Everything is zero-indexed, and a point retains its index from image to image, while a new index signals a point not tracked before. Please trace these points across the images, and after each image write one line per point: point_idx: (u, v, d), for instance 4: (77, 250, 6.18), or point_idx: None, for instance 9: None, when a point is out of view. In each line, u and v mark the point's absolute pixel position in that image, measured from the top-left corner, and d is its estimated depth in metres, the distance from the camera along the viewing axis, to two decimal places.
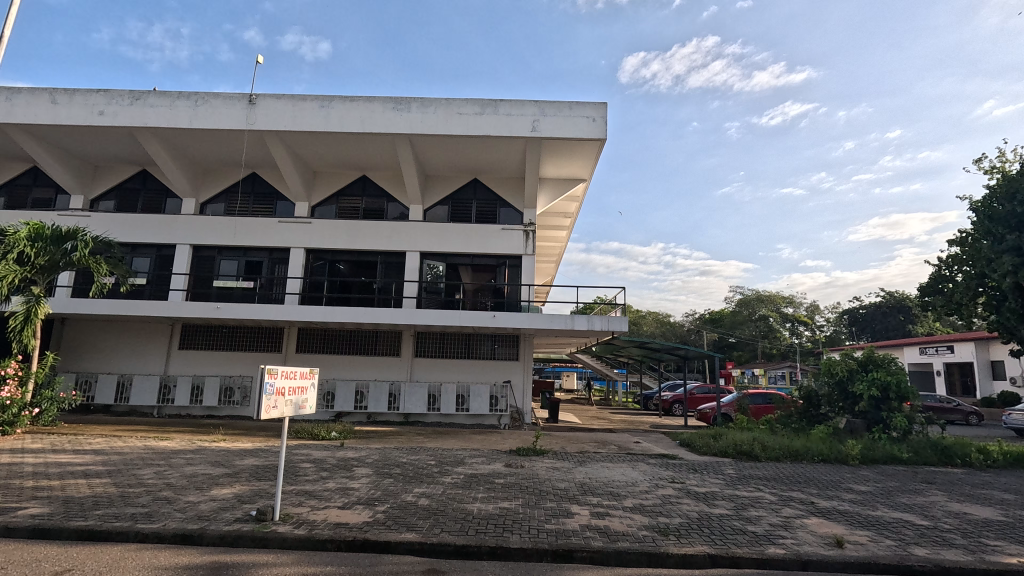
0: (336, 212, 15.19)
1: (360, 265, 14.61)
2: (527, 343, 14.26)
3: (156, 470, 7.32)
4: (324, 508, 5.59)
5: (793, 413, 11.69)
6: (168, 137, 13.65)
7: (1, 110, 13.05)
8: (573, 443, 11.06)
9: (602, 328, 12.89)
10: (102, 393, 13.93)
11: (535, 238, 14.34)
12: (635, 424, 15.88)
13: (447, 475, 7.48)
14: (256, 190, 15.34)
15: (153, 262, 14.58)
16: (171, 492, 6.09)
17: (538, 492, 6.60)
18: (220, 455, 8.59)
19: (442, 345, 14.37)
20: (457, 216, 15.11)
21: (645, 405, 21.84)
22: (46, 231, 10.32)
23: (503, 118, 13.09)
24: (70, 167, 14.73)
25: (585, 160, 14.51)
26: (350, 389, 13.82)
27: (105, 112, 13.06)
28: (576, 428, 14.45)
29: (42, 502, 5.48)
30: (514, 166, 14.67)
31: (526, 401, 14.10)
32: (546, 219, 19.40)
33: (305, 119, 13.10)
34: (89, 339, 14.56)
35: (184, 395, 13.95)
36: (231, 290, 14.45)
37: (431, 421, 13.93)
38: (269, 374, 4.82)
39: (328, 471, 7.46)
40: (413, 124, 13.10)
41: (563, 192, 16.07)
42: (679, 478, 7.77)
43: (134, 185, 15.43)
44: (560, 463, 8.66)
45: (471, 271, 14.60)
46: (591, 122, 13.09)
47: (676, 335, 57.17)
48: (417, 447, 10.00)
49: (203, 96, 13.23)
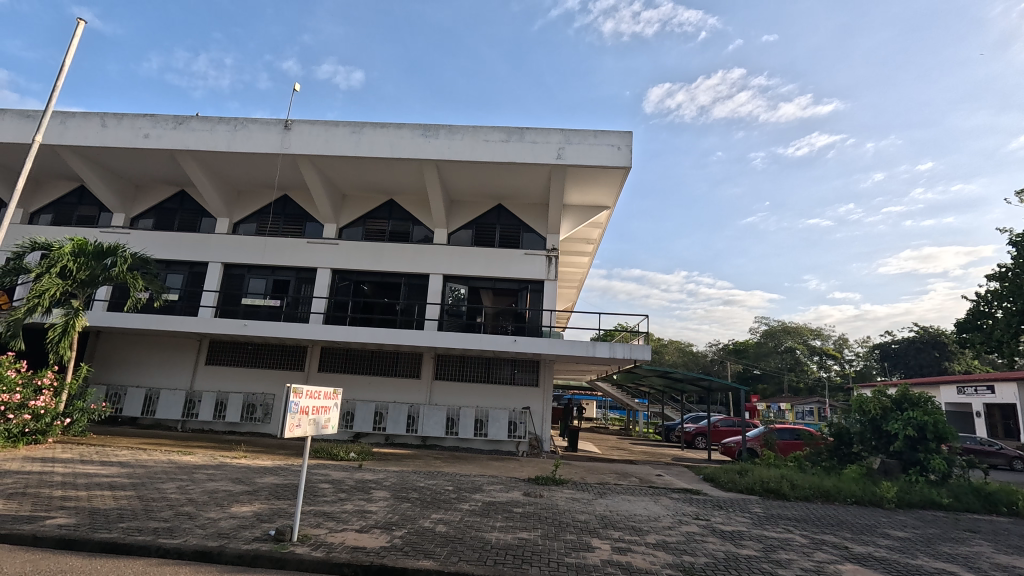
0: (363, 234, 15.50)
1: (383, 286, 14.87)
2: (547, 368, 14.13)
3: (179, 485, 7.40)
4: (342, 530, 5.55)
5: (823, 451, 11.17)
6: (206, 159, 14.23)
7: (55, 132, 13.80)
8: (593, 474, 10.80)
9: (624, 356, 12.71)
10: (130, 405, 14.21)
11: (557, 264, 14.40)
12: (657, 457, 15.44)
13: (465, 502, 7.36)
14: (286, 211, 15.82)
15: (185, 278, 15.06)
16: (193, 508, 6.13)
17: (557, 524, 6.44)
18: (241, 472, 8.65)
19: (462, 369, 14.36)
20: (480, 240, 15.27)
21: (667, 437, 21.37)
22: (89, 247, 10.79)
23: (529, 146, 13.31)
24: (114, 187, 15.44)
25: (609, 187, 14.56)
26: (370, 410, 13.84)
27: (150, 135, 13.71)
28: (596, 458, 14.14)
29: (70, 513, 5.58)
30: (538, 192, 14.83)
31: (545, 428, 13.88)
32: (569, 245, 19.44)
33: (336, 143, 13.53)
34: (120, 352, 14.97)
35: (207, 410, 14.12)
36: (258, 308, 14.76)
37: (448, 446, 13.86)
38: (293, 394, 4.88)
39: (346, 493, 7.43)
40: (441, 150, 13.40)
41: (586, 219, 16.13)
42: (704, 514, 7.50)
43: (173, 205, 16.09)
44: (579, 494, 8.44)
45: (492, 295, 14.71)
46: (615, 150, 13.18)
47: (699, 365, 56.04)
48: (435, 472, 9.90)
49: (240, 121, 13.78)
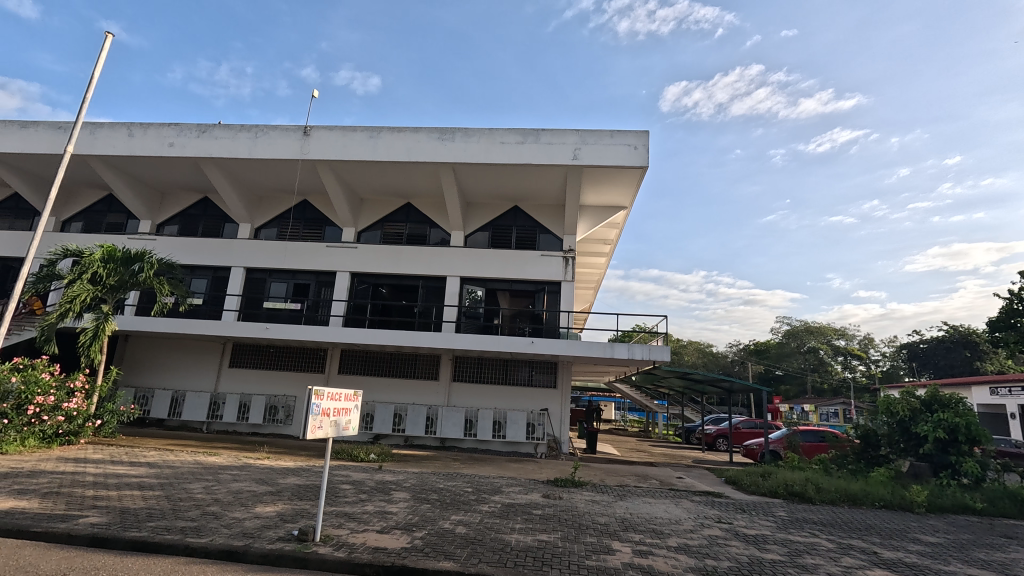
0: (381, 237, 15.65)
1: (401, 289, 14.99)
2: (565, 370, 14.09)
3: (205, 485, 7.56)
4: (363, 531, 5.60)
5: (849, 453, 10.96)
6: (228, 167, 14.54)
7: (85, 142, 14.24)
8: (612, 476, 10.72)
9: (643, 357, 12.59)
10: (157, 407, 14.56)
11: (574, 265, 14.36)
12: (678, 459, 15.26)
13: (484, 503, 7.38)
14: (306, 216, 16.06)
15: (209, 283, 15.39)
16: (219, 508, 6.26)
17: (577, 526, 6.41)
18: (264, 473, 8.80)
19: (480, 370, 14.40)
20: (497, 242, 15.30)
21: (687, 439, 21.11)
22: (118, 253, 11.10)
23: (545, 147, 13.30)
24: (140, 195, 15.86)
25: (626, 187, 14.47)
26: (389, 412, 13.97)
27: (174, 143, 14.06)
28: (616, 460, 14.03)
29: (102, 512, 5.74)
30: (554, 193, 14.81)
31: (564, 430, 13.82)
32: (586, 246, 19.37)
33: (354, 148, 13.70)
34: (147, 355, 15.36)
35: (231, 411, 14.42)
36: (280, 311, 15.01)
37: (467, 447, 13.91)
38: (314, 395, 4.95)
39: (367, 494, 7.50)
40: (457, 153, 13.48)
41: (603, 219, 16.04)
42: (726, 517, 7.39)
43: (196, 211, 16.47)
44: (599, 497, 8.39)
45: (509, 296, 14.73)
46: (632, 150, 13.10)
47: (719, 366, 55.24)
48: (454, 474, 9.92)
49: (261, 128, 14.06)
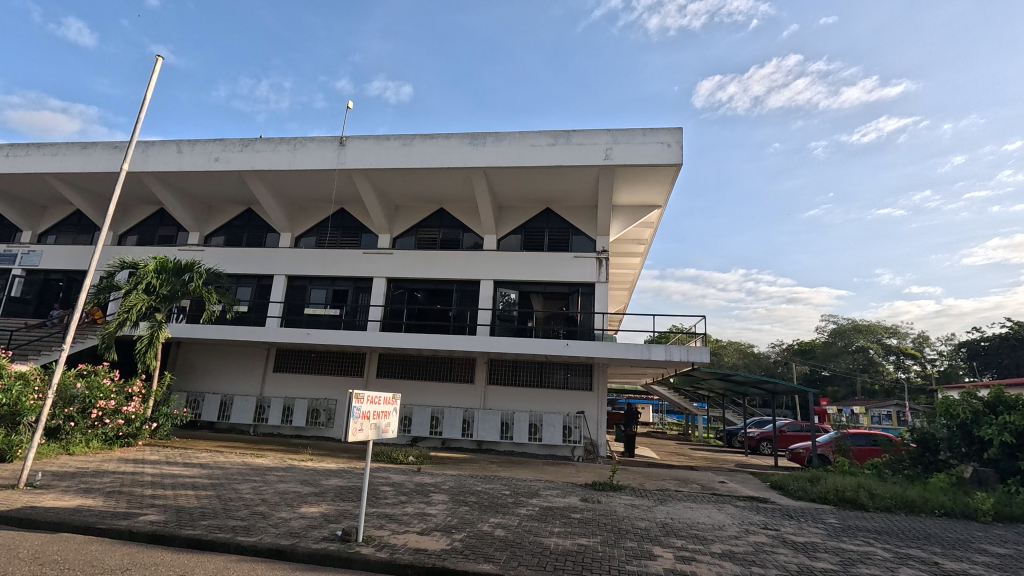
0: (415, 243, 15.90)
1: (436, 293, 15.20)
2: (601, 372, 13.96)
3: (253, 485, 7.85)
4: (404, 532, 5.69)
5: (905, 458, 10.41)
6: (270, 178, 15.09)
7: (139, 160, 15.09)
8: (652, 480, 10.52)
9: (681, 358, 12.32)
10: (208, 410, 15.24)
11: (608, 266, 14.21)
12: (719, 463, 14.85)
13: (522, 506, 7.38)
14: (343, 224, 16.50)
15: (254, 291, 16.01)
16: (267, 507, 6.49)
17: (617, 530, 6.33)
18: (308, 474, 9.07)
19: (515, 373, 14.41)
20: (530, 245, 15.31)
21: (729, 442, 20.52)
22: (170, 264, 11.69)
23: (577, 148, 13.24)
24: (190, 208, 16.67)
25: (660, 186, 14.23)
26: (426, 414, 14.17)
27: (220, 158, 14.71)
28: (655, 463, 13.77)
29: (160, 510, 6.04)
30: (587, 194, 14.71)
31: (601, 433, 13.68)
32: (620, 246, 19.14)
33: (389, 156, 14.00)
34: (198, 361, 16.11)
35: (276, 414, 14.95)
36: (320, 317, 15.45)
37: (504, 450, 13.95)
38: (355, 399, 5.06)
39: (407, 495, 7.62)
40: (489, 157, 13.57)
41: (637, 219, 15.82)
42: (773, 523, 7.14)
43: (241, 222, 17.17)
44: (639, 501, 8.25)
45: (543, 299, 14.70)
46: (665, 148, 12.88)
47: (761, 367, 53.50)
48: (492, 476, 9.96)
49: (300, 140, 14.54)
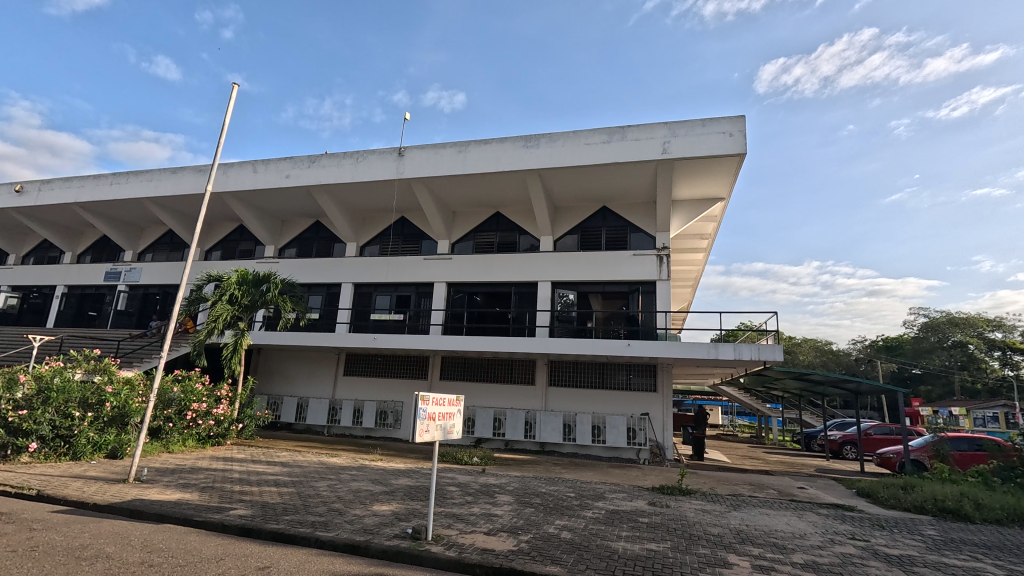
0: (473, 247, 16.15)
1: (495, 296, 15.37)
2: (665, 372, 13.57)
3: (329, 483, 8.27)
4: (471, 532, 5.78)
5: (1017, 465, 9.34)
6: (335, 192, 15.88)
7: (220, 181, 16.35)
8: (724, 485, 10.08)
9: (751, 357, 11.73)
10: (286, 412, 16.22)
11: (670, 263, 13.79)
12: (798, 467, 13.98)
13: (588, 509, 7.30)
14: (404, 232, 17.05)
15: (324, 299, 16.89)
16: (342, 505, 6.82)
17: (688, 536, 6.11)
18: (379, 473, 9.43)
19: (576, 374, 14.29)
20: (587, 244, 15.14)
21: (807, 445, 19.29)
22: (249, 276, 12.59)
23: (632, 144, 12.97)
24: (265, 223, 17.85)
25: (723, 177, 13.65)
26: (489, 416, 14.36)
27: (290, 175, 15.65)
28: (726, 467, 13.18)
29: (247, 505, 6.50)
30: (644, 190, 14.37)
31: (667, 435, 13.28)
32: (681, 242, 18.52)
33: (445, 164, 14.34)
34: (276, 366, 17.19)
35: (347, 416, 15.66)
36: (385, 322, 16.05)
37: (567, 452, 13.86)
38: (421, 401, 5.20)
39: (472, 496, 7.74)
40: (543, 159, 13.57)
41: (698, 213, 15.25)
42: (861, 534, 6.62)
43: (311, 234, 18.17)
44: (710, 506, 7.92)
45: (602, 299, 14.48)
46: (727, 138, 12.34)
47: (842, 365, 49.91)
48: (556, 478, 9.92)
49: (361, 154, 15.20)
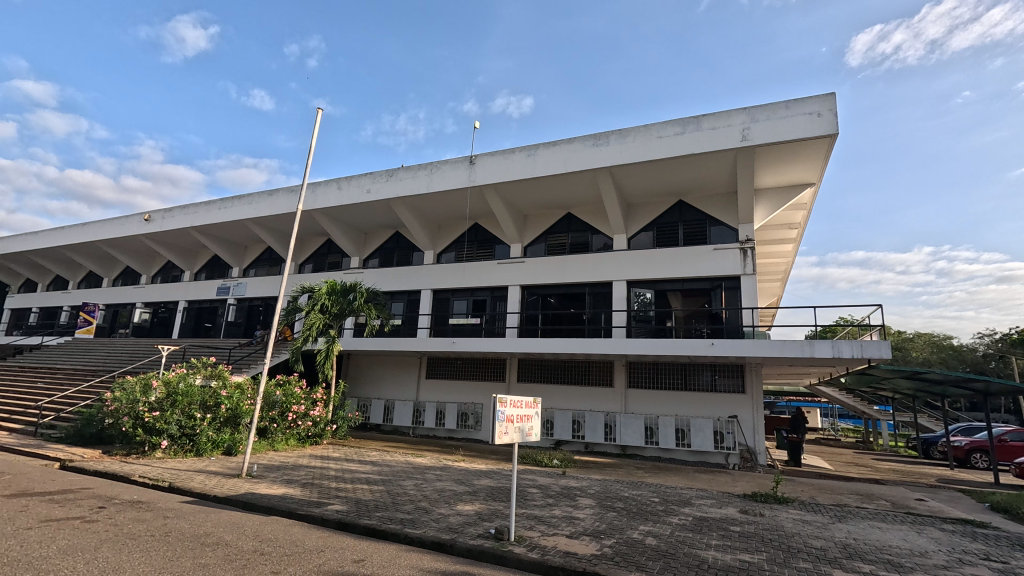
0: (546, 249, 16.18)
1: (569, 297, 15.29)
2: (754, 373, 12.81)
3: (416, 482, 8.65)
4: (554, 534, 5.79)
5: None
6: (412, 203, 16.60)
7: (310, 199, 17.68)
8: (826, 494, 9.30)
9: (853, 355, 10.73)
10: (375, 414, 17.15)
11: (754, 256, 12.98)
12: (915, 477, 12.57)
13: (673, 515, 7.04)
14: (478, 237, 17.44)
15: (405, 305, 17.70)
16: (428, 503, 7.10)
17: (786, 548, 5.71)
18: (462, 474, 9.72)
19: (656, 376, 13.84)
20: (663, 241, 14.63)
21: (926, 452, 17.29)
22: (338, 286, 13.46)
23: (708, 133, 12.38)
24: (350, 236, 19.04)
25: (812, 161, 12.64)
26: (567, 418, 14.28)
27: (371, 190, 16.58)
28: (828, 475, 12.14)
29: (342, 501, 6.95)
30: (723, 180, 13.66)
31: (759, 439, 12.49)
32: (768, 233, 17.36)
33: (515, 168, 14.52)
34: (365, 370, 18.24)
35: (431, 417, 16.25)
36: (463, 326, 16.50)
37: (650, 456, 13.45)
38: (500, 403, 5.30)
39: (554, 498, 7.75)
40: (613, 156, 13.34)
41: (786, 201, 14.21)
42: (997, 554, 5.83)
43: (391, 244, 19.12)
44: (810, 516, 7.34)
45: (681, 296, 13.93)
46: (816, 118, 11.42)
47: (966, 362, 44.29)
48: (639, 482, 9.67)
49: (435, 165, 15.78)
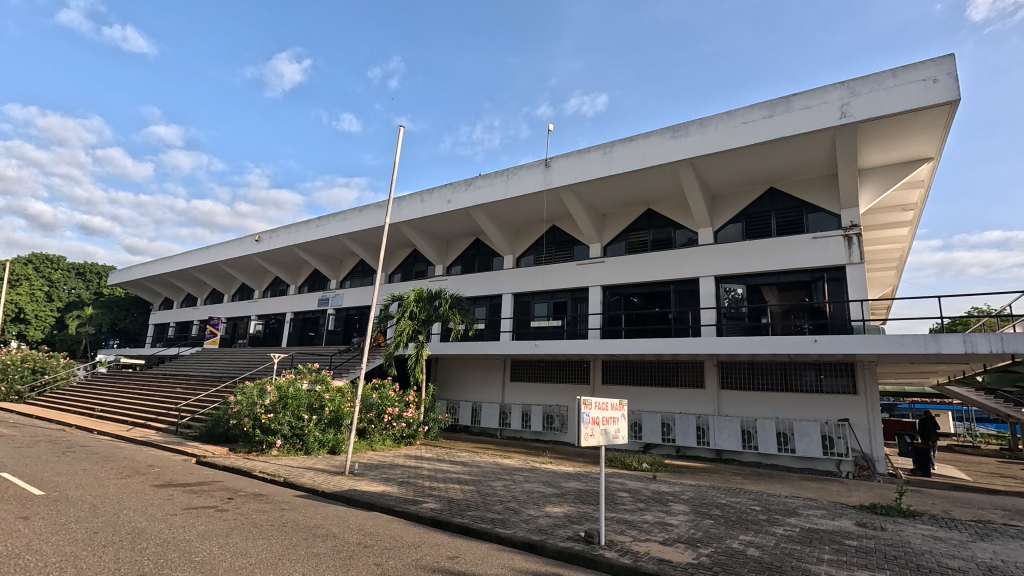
0: (626, 248, 15.82)
1: (653, 296, 14.82)
2: (868, 372, 11.61)
3: (505, 483, 8.80)
4: (646, 540, 5.63)
5: None
6: (491, 209, 16.98)
7: (396, 213, 18.68)
8: (963, 508, 8.19)
9: (991, 351, 9.37)
10: (463, 416, 17.70)
11: (862, 243, 11.79)
12: None
13: (778, 525, 6.57)
14: (556, 240, 17.43)
15: (488, 310, 18.12)
16: (518, 504, 7.21)
17: (914, 567, 5.11)
18: (550, 476, 9.74)
19: (752, 376, 13.00)
20: (754, 232, 13.73)
21: None
22: (424, 294, 14.07)
23: (801, 114, 11.47)
24: (433, 245, 19.86)
25: (928, 133, 11.26)
26: (656, 421, 13.83)
27: (451, 200, 17.19)
28: (965, 486, 10.69)
29: (436, 499, 7.25)
30: (821, 162, 12.56)
31: (876, 445, 11.29)
32: (878, 217, 15.66)
33: (591, 168, 14.37)
34: (452, 373, 18.90)
35: (516, 420, 16.47)
36: (545, 329, 16.57)
37: (748, 461, 12.64)
38: (584, 405, 5.29)
39: (645, 503, 7.54)
40: (695, 147, 12.76)
41: (898, 180, 12.76)
42: None
43: (472, 251, 19.66)
44: (944, 533, 6.51)
45: (777, 291, 12.99)
46: (931, 85, 10.16)
47: None
48: (737, 489, 9.12)
49: (511, 171, 16.03)
